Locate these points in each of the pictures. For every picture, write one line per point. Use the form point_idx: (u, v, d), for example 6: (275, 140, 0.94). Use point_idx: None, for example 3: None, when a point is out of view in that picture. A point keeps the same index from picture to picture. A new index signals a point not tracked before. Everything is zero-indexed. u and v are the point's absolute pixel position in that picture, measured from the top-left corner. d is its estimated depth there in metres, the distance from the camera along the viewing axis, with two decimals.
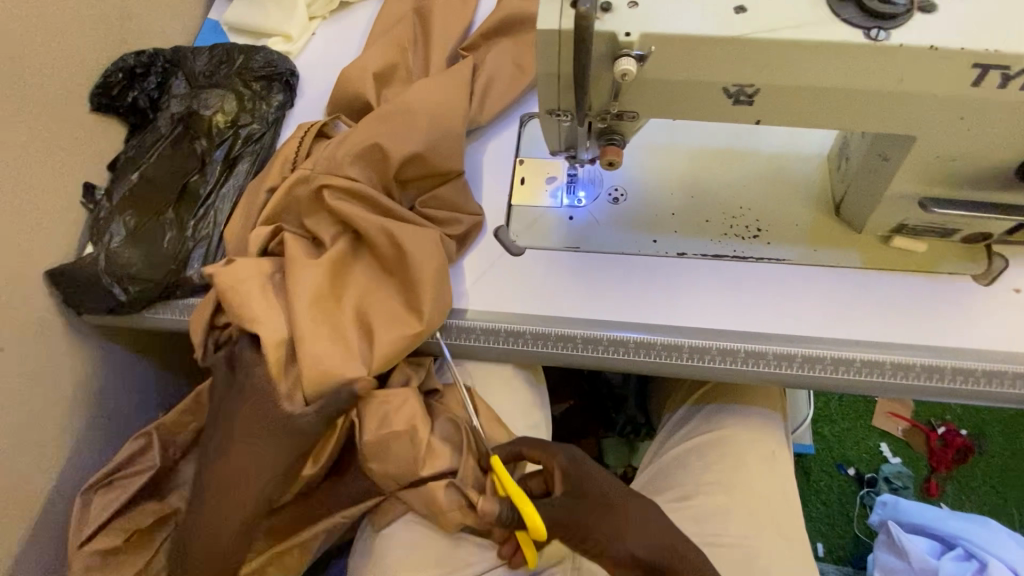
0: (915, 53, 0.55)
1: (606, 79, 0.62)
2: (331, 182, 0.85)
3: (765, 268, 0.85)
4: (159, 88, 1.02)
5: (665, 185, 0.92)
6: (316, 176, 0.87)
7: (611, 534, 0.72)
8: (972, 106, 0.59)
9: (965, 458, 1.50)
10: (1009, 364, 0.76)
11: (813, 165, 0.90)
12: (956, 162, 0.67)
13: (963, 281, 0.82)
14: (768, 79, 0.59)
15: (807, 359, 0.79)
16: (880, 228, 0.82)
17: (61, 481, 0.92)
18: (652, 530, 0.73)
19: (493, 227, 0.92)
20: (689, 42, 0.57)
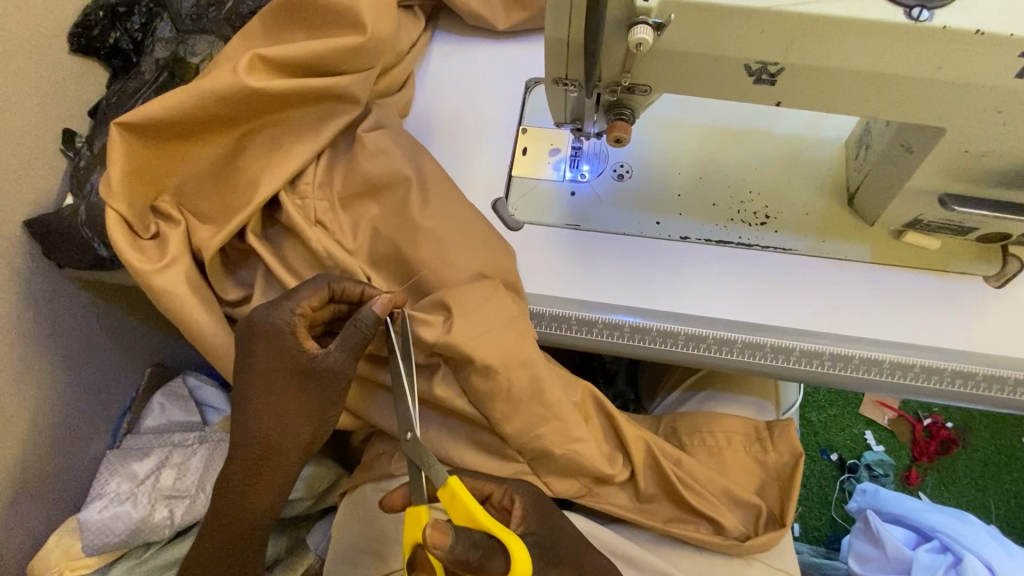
0: (959, 36, 0.50)
1: (618, 48, 0.57)
2: (252, 55, 0.73)
3: (773, 256, 0.82)
4: (143, 29, 0.96)
5: (674, 164, 0.88)
6: (233, 58, 0.76)
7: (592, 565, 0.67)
8: (1012, 99, 0.55)
9: (948, 450, 1.52)
10: (1011, 370, 0.74)
11: (830, 151, 0.86)
12: (985, 158, 0.63)
13: (973, 281, 0.79)
14: (794, 56, 0.54)
15: (805, 354, 0.77)
16: (893, 222, 0.79)
17: (75, 442, 1.00)
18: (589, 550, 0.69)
19: (491, 199, 0.88)
20: (711, 13, 0.52)
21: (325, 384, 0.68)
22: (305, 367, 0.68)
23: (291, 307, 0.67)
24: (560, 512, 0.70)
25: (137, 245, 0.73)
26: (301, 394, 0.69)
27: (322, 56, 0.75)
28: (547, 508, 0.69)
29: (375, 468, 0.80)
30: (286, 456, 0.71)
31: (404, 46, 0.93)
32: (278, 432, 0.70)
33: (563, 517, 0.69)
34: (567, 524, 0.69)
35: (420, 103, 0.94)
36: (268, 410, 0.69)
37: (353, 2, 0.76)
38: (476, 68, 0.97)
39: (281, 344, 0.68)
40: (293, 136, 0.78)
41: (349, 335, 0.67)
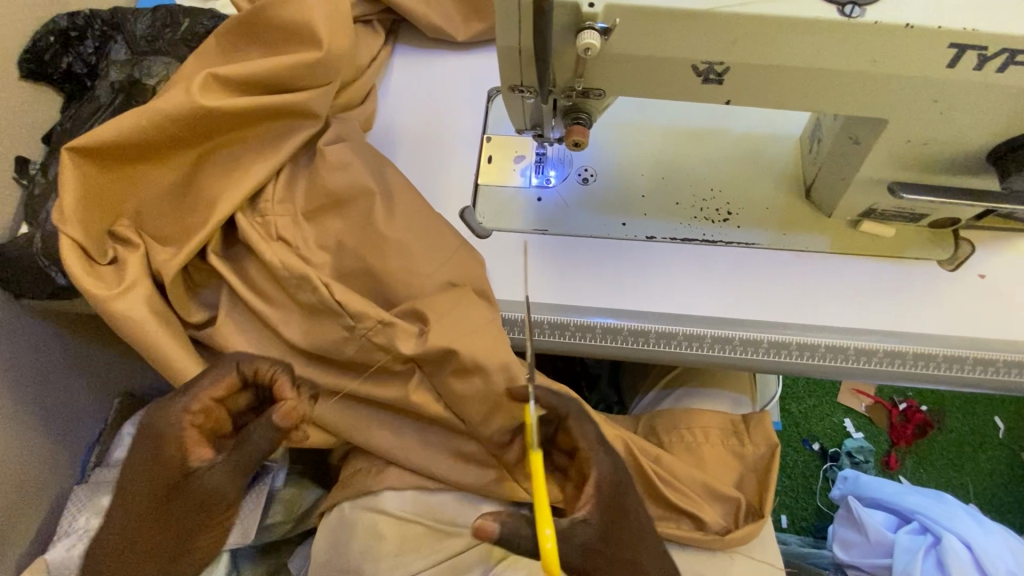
0: (891, 31, 0.52)
1: (569, 54, 0.58)
2: (209, 73, 0.72)
3: (737, 251, 0.84)
4: (97, 52, 0.94)
5: (637, 166, 0.89)
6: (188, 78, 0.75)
7: None
8: (946, 88, 0.57)
9: (925, 433, 1.55)
10: (969, 349, 0.77)
11: (786, 146, 0.88)
12: (928, 147, 0.65)
13: (929, 266, 0.82)
14: (738, 57, 0.56)
15: (773, 345, 0.78)
16: (849, 213, 0.81)
17: (38, 479, 0.96)
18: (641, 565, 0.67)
19: (459, 208, 0.89)
20: (656, 15, 0.54)
21: (189, 495, 0.68)
22: (181, 476, 0.67)
23: (188, 401, 0.67)
24: (627, 505, 0.67)
25: (92, 271, 0.71)
26: (173, 501, 0.68)
27: (277, 71, 0.74)
28: (620, 496, 0.66)
29: (352, 485, 0.79)
30: (179, 567, 0.71)
31: (363, 58, 0.93)
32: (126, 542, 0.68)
33: (631, 510, 0.67)
34: (636, 517, 0.68)
35: (384, 117, 0.95)
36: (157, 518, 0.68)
37: (306, 16, 0.76)
38: (437, 79, 0.98)
39: (164, 448, 0.67)
40: (252, 151, 0.77)
41: (244, 447, 0.67)
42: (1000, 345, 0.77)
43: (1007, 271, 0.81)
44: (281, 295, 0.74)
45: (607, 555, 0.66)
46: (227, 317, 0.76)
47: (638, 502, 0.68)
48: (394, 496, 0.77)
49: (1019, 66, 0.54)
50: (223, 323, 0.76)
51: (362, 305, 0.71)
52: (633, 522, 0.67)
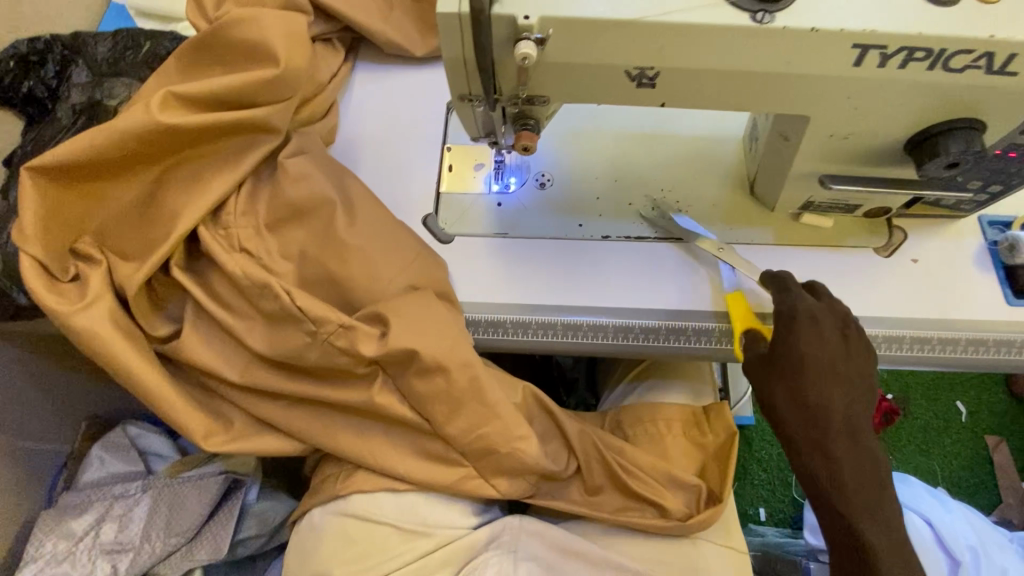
0: (799, 35, 0.57)
1: (510, 63, 0.62)
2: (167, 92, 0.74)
3: (689, 246, 0.88)
4: (57, 76, 0.96)
5: (592, 170, 0.93)
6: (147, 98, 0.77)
7: (846, 437, 0.68)
8: (857, 85, 0.62)
9: (891, 420, 1.61)
10: (907, 330, 0.82)
11: (730, 146, 0.93)
12: (850, 141, 0.70)
13: (867, 254, 0.87)
14: (667, 63, 0.60)
15: (725, 333, 0.82)
16: (790, 207, 0.86)
17: None
18: (853, 410, 0.69)
19: (421, 216, 0.91)
20: (586, 26, 0.58)
21: None
22: None
23: None
24: (809, 330, 0.71)
25: (53, 289, 0.72)
26: None
27: (234, 89, 0.77)
28: (795, 318, 0.72)
29: (323, 491, 0.80)
30: None
31: (323, 76, 0.96)
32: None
33: (797, 334, 0.71)
34: (813, 343, 0.71)
35: (345, 131, 0.98)
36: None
37: (262, 36, 0.78)
38: (397, 93, 1.01)
39: None
40: (213, 167, 0.79)
41: None
42: (936, 325, 0.82)
43: (940, 255, 0.86)
44: (245, 305, 0.76)
45: (794, 371, 0.70)
46: (192, 329, 0.77)
47: (804, 324, 0.71)
48: (365, 499, 0.78)
49: (918, 61, 0.59)
50: (187, 335, 0.77)
51: (325, 311, 0.73)
52: (801, 346, 0.70)
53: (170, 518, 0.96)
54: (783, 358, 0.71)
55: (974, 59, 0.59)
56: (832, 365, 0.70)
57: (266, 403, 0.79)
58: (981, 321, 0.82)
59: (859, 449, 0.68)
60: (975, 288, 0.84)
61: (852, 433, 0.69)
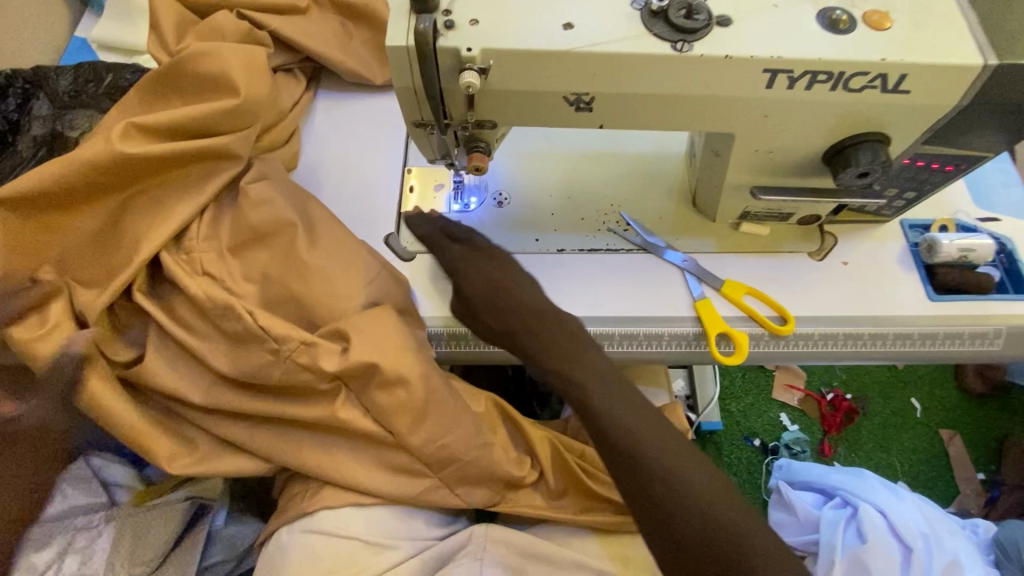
0: (714, 61, 0.63)
1: (456, 91, 0.67)
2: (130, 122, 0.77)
3: (639, 256, 0.93)
4: (19, 109, 0.97)
5: (546, 188, 0.99)
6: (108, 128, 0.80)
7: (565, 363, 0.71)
8: (771, 105, 0.68)
9: (851, 419, 1.68)
10: (841, 327, 0.88)
11: (674, 163, 1.00)
12: (774, 155, 0.77)
13: (802, 258, 0.93)
14: (600, 88, 0.66)
15: (675, 336, 0.87)
16: (729, 216, 0.93)
17: None
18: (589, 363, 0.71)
19: (383, 235, 0.95)
20: (524, 57, 0.63)
21: None
22: None
23: None
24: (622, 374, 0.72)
25: None
26: None
27: (196, 119, 0.80)
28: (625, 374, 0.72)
29: (290, 508, 0.81)
30: None
31: (285, 104, 1.00)
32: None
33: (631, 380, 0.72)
34: (539, 318, 0.74)
35: (308, 156, 1.01)
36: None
37: (223, 68, 0.82)
38: (358, 119, 1.06)
39: None
40: (175, 194, 0.81)
41: None
42: (866, 322, 0.88)
43: (867, 258, 0.93)
44: (208, 328, 0.77)
45: (517, 319, 0.74)
46: (156, 353, 0.78)
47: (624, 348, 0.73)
48: (332, 514, 0.79)
49: (822, 83, 0.65)
50: (151, 359, 0.78)
51: (288, 330, 0.75)
52: (507, 316, 0.75)
53: (135, 547, 0.95)
54: (505, 280, 0.76)
55: (871, 80, 0.65)
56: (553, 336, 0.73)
57: (232, 423, 0.80)
58: (908, 317, 0.88)
59: (626, 388, 0.71)
60: (901, 286, 0.91)
61: (606, 370, 0.71)
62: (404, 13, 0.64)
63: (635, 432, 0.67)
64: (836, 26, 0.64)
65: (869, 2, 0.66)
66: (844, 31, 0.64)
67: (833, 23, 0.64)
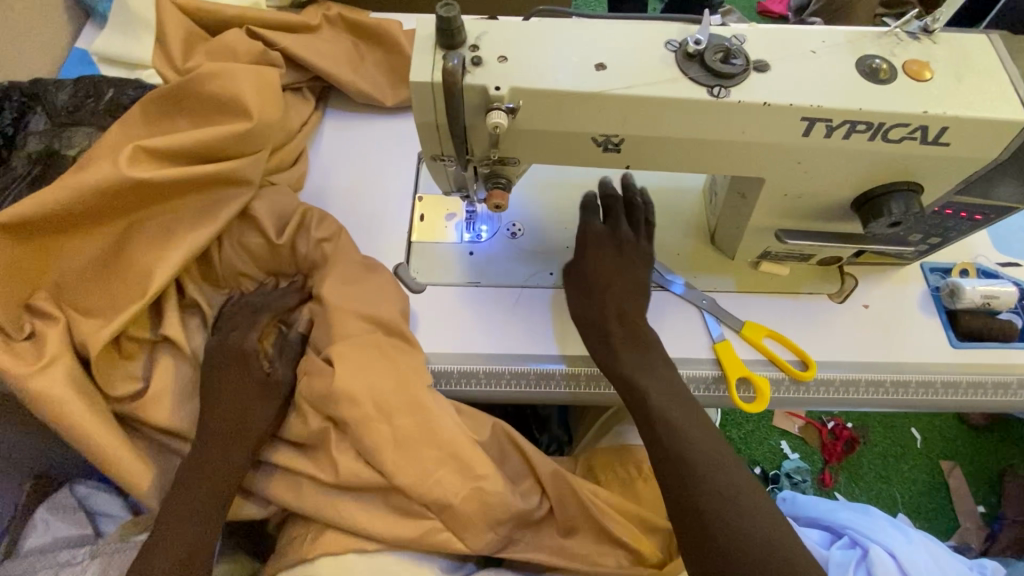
0: (752, 108, 0.61)
1: (482, 128, 0.64)
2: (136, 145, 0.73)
3: (655, 294, 0.90)
4: (14, 123, 0.92)
5: (561, 219, 0.96)
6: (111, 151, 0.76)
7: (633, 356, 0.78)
8: (806, 152, 0.66)
9: (852, 449, 1.66)
10: (863, 373, 0.86)
11: (692, 197, 0.98)
12: (802, 199, 0.75)
13: (822, 300, 0.91)
14: (631, 130, 0.63)
15: (693, 380, 0.84)
16: (749, 255, 0.90)
17: None
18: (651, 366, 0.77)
19: (392, 265, 0.91)
20: (555, 97, 0.60)
21: None
22: None
23: None
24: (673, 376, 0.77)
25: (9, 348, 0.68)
26: None
27: (203, 144, 0.76)
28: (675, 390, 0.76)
29: (289, 552, 0.77)
30: None
31: (294, 126, 0.97)
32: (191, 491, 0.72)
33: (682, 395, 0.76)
34: (615, 309, 0.81)
35: (314, 179, 0.98)
36: (241, 438, 0.74)
37: (233, 91, 0.79)
38: (368, 143, 1.02)
39: None
40: (179, 221, 0.77)
41: None
42: (887, 367, 0.86)
43: (887, 300, 0.91)
44: None
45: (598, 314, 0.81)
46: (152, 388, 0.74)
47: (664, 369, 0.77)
48: (334, 562, 0.75)
49: (860, 133, 0.64)
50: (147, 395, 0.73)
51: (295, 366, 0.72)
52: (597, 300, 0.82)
53: None
54: (596, 282, 0.84)
55: (911, 131, 0.63)
56: (632, 328, 0.80)
57: None
58: (930, 364, 0.86)
59: (720, 436, 0.74)
60: (922, 331, 0.89)
61: (676, 390, 0.76)
62: (431, 47, 0.61)
63: (725, 485, 0.69)
64: (876, 76, 0.63)
65: (908, 52, 0.64)
66: (884, 81, 0.62)
67: (872, 72, 0.63)
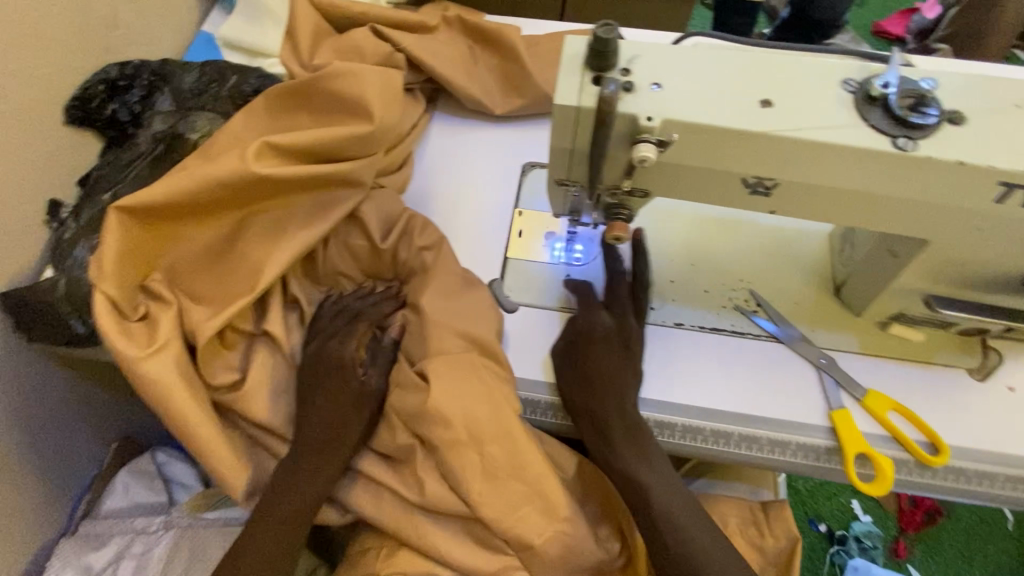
0: (942, 167, 0.53)
1: (621, 158, 0.59)
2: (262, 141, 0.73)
3: (766, 345, 0.83)
4: (142, 101, 0.95)
5: (668, 251, 0.90)
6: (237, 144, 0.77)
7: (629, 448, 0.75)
8: (990, 220, 0.58)
9: (934, 521, 1.50)
10: (1002, 467, 0.76)
11: (815, 242, 0.90)
12: (966, 267, 0.66)
13: (958, 374, 0.81)
14: (789, 176, 0.57)
15: (803, 448, 0.77)
16: (878, 314, 0.82)
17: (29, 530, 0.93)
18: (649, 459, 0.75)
19: (487, 280, 0.88)
20: (712, 134, 0.55)
21: None
22: None
23: None
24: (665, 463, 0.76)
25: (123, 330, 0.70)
26: None
27: (326, 145, 0.75)
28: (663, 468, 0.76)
29: (362, 563, 0.76)
30: None
31: (404, 127, 0.96)
32: (275, 506, 0.71)
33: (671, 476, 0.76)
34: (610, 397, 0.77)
35: (417, 183, 0.96)
36: (338, 444, 0.73)
37: (358, 93, 0.78)
38: (473, 149, 1.00)
39: None
40: (291, 218, 0.77)
41: None
42: None
43: None
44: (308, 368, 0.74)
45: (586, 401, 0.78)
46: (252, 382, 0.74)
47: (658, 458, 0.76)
48: None
49: None
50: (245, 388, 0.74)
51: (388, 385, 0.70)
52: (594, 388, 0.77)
53: (191, 561, 0.94)
54: (593, 370, 0.78)
55: None
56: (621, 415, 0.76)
57: None
58: None
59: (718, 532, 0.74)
60: None
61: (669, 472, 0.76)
62: (578, 68, 0.57)
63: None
64: None
65: None
66: None
67: None
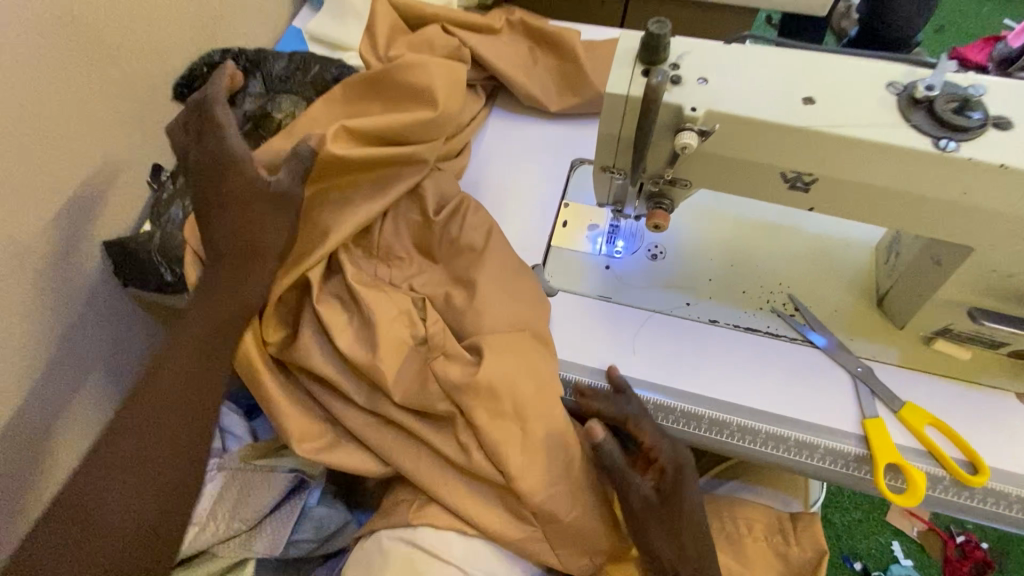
0: (985, 169, 0.54)
1: (665, 146, 0.63)
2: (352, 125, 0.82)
3: (800, 349, 0.84)
4: (236, 84, 1.06)
5: (708, 250, 0.92)
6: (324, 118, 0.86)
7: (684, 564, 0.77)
8: None
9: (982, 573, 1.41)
10: None
11: (860, 253, 0.89)
12: (1013, 280, 0.66)
13: (1006, 397, 0.79)
14: (829, 171, 0.59)
15: (831, 453, 0.76)
16: (923, 328, 0.80)
17: None
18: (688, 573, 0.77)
19: (530, 264, 0.93)
20: (753, 126, 0.58)
21: None
22: None
23: None
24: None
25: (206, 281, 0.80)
26: None
27: (394, 126, 0.83)
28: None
29: (394, 514, 0.81)
30: None
31: (465, 119, 1.03)
32: (173, 466, 0.75)
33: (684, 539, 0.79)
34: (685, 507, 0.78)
35: (473, 171, 1.03)
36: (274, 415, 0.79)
37: (427, 81, 0.85)
38: (527, 144, 1.06)
39: None
40: (358, 191, 0.85)
41: None
42: None
43: None
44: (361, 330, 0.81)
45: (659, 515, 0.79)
46: (310, 335, 0.82)
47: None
48: (429, 534, 0.78)
49: None
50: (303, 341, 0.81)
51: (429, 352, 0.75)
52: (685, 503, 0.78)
53: (239, 503, 0.98)
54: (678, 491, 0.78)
55: None
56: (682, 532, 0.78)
57: (357, 418, 0.83)
58: None
59: None
60: None
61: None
62: (630, 61, 0.62)
63: None
64: None
65: None
66: None
67: None
